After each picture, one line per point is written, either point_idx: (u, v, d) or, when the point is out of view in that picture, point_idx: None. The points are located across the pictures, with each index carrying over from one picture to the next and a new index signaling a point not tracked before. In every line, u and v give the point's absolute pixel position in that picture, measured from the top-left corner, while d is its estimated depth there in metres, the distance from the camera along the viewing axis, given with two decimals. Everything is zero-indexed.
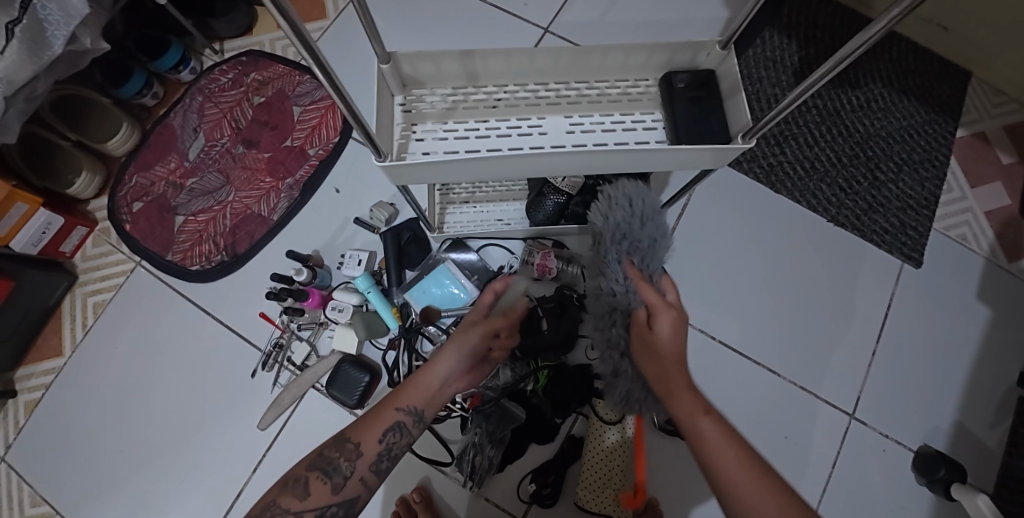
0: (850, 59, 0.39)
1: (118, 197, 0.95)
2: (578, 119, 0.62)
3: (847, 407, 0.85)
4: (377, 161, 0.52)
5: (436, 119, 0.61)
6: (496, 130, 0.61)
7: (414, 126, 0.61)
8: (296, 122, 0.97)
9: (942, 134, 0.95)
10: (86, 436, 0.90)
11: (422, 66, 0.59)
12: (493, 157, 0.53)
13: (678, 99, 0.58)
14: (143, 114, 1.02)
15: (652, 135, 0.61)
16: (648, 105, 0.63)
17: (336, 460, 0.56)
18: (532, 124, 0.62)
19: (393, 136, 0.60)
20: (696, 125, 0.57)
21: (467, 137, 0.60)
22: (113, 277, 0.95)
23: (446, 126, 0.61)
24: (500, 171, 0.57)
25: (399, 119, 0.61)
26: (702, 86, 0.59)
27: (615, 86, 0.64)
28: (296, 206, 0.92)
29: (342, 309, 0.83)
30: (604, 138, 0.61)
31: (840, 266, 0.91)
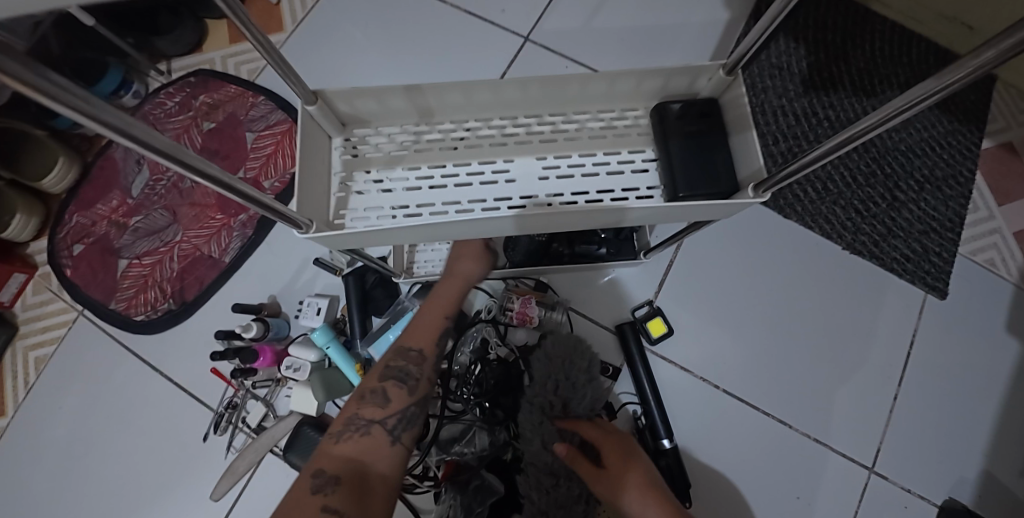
0: (906, 114, 0.31)
1: (57, 239, 0.87)
2: (552, 161, 0.49)
3: (865, 460, 0.77)
4: (300, 232, 0.42)
5: (382, 165, 0.49)
6: (454, 178, 0.49)
7: (355, 176, 0.49)
8: (250, 151, 0.88)
9: (966, 146, 0.85)
10: (28, 506, 0.82)
11: (362, 102, 0.47)
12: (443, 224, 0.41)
13: (672, 135, 0.46)
14: (84, 144, 0.93)
15: (644, 180, 0.48)
16: (638, 141, 0.50)
17: (403, 368, 0.57)
18: (498, 168, 0.49)
19: (330, 189, 0.48)
20: (697, 170, 0.45)
21: (419, 188, 0.48)
22: (57, 327, 0.87)
23: (394, 173, 0.49)
24: (455, 233, 0.46)
25: (337, 168, 0.49)
26: (702, 119, 0.47)
27: (598, 119, 0.51)
28: (250, 247, 0.83)
29: (299, 367, 0.73)
30: (586, 185, 0.48)
31: (857, 300, 0.81)
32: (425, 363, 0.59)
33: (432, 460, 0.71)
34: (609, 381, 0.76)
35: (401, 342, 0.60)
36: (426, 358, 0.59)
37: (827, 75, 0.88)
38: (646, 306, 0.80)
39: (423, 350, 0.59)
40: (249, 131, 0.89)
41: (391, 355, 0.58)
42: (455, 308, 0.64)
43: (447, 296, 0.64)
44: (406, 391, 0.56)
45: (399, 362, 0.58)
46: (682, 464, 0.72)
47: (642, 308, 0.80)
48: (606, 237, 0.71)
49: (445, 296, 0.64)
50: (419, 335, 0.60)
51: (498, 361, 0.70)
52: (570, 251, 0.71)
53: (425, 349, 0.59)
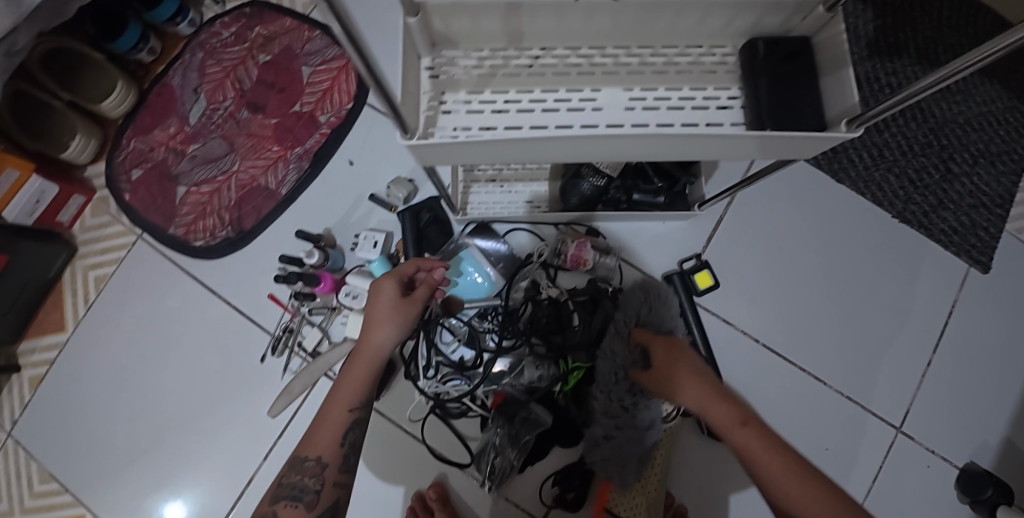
0: (960, 74, 0.33)
1: (116, 163, 0.89)
2: (639, 93, 0.49)
3: (893, 420, 0.80)
4: (402, 137, 0.44)
5: (470, 87, 0.49)
6: (541, 103, 0.49)
7: (443, 96, 0.49)
8: (305, 85, 0.88)
9: (1022, 124, 0.84)
10: (91, 414, 0.87)
11: (457, 22, 0.47)
12: (541, 137, 0.42)
13: (761, 73, 0.47)
14: (140, 71, 0.94)
15: (726, 116, 0.49)
16: (725, 79, 0.50)
17: (298, 482, 0.51)
18: (585, 96, 0.49)
19: (418, 106, 0.48)
20: (787, 111, 0.46)
21: (507, 110, 0.49)
22: (114, 250, 0.90)
23: (482, 96, 0.49)
24: (544, 156, 0.47)
25: (426, 87, 0.49)
26: (791, 60, 0.47)
27: (685, 54, 0.51)
28: (306, 179, 0.85)
29: (356, 295, 0.75)
30: (670, 118, 0.48)
31: (901, 267, 0.83)
32: (325, 472, 0.52)
33: (480, 389, 0.74)
34: None
35: (298, 452, 0.53)
36: (327, 466, 0.52)
37: (893, 41, 0.86)
38: (693, 259, 0.82)
39: (320, 458, 0.52)
40: (304, 66, 0.88)
41: (286, 469, 0.53)
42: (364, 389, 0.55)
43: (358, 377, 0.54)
44: (301, 509, 0.50)
45: (294, 477, 0.52)
46: None
47: (688, 261, 0.82)
48: (662, 187, 0.72)
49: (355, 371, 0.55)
50: (321, 439, 0.53)
51: (548, 300, 0.71)
52: (626, 198, 0.73)
53: (325, 457, 0.52)
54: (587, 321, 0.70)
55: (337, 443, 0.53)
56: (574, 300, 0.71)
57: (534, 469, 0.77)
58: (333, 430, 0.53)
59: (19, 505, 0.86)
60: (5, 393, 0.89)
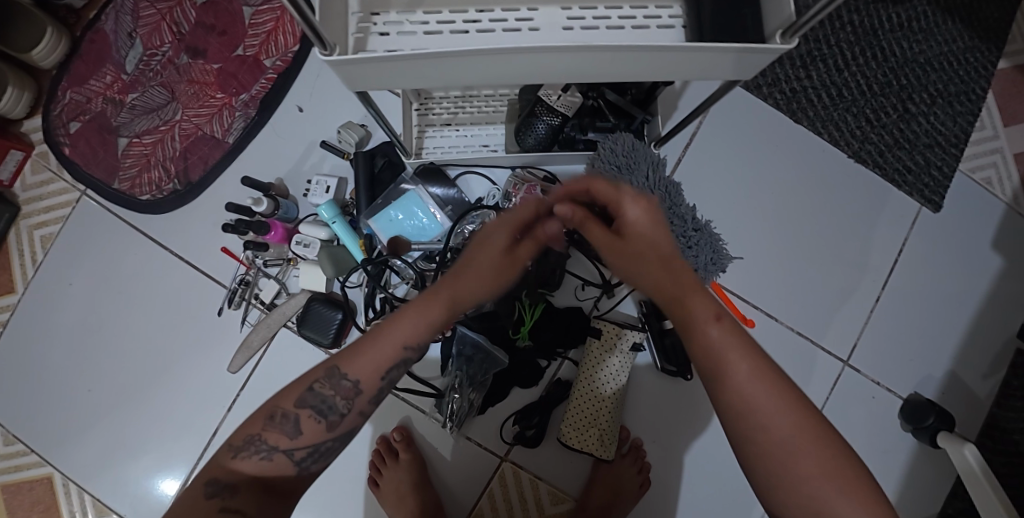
0: None
1: (53, 116, 0.84)
2: (577, 12, 0.48)
3: (842, 354, 0.82)
4: (322, 55, 0.41)
5: (402, 7, 0.48)
6: (476, 24, 0.47)
7: (374, 17, 0.48)
8: (248, 27, 0.84)
9: (982, 64, 0.83)
10: (48, 375, 0.86)
11: None
12: (465, 51, 0.41)
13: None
14: (70, 17, 0.87)
15: (670, 35, 0.48)
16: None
17: (328, 397, 0.49)
18: (522, 16, 0.47)
19: (347, 27, 0.47)
20: (728, 22, 0.45)
21: (440, 32, 0.47)
22: (60, 207, 0.86)
23: (414, 16, 0.48)
24: (475, 74, 0.46)
25: (354, 6, 0.47)
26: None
27: None
28: (255, 127, 0.82)
29: (309, 244, 0.78)
30: (615, 38, 0.47)
31: (860, 208, 0.83)
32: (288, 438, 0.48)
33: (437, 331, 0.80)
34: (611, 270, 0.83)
35: (338, 364, 0.50)
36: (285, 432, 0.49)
37: None
38: None
39: (360, 382, 0.49)
40: (245, 5, 0.84)
41: (319, 374, 0.49)
42: (424, 332, 0.51)
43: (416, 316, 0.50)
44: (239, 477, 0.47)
45: (326, 390, 0.49)
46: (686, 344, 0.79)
47: None
48: (619, 125, 0.69)
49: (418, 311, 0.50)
50: (362, 364, 0.49)
51: None
52: (582, 138, 0.71)
53: (363, 383, 0.49)
54: (540, 261, 0.75)
55: (380, 377, 0.50)
56: None
57: (495, 411, 0.83)
58: (383, 358, 0.50)
59: None
60: None
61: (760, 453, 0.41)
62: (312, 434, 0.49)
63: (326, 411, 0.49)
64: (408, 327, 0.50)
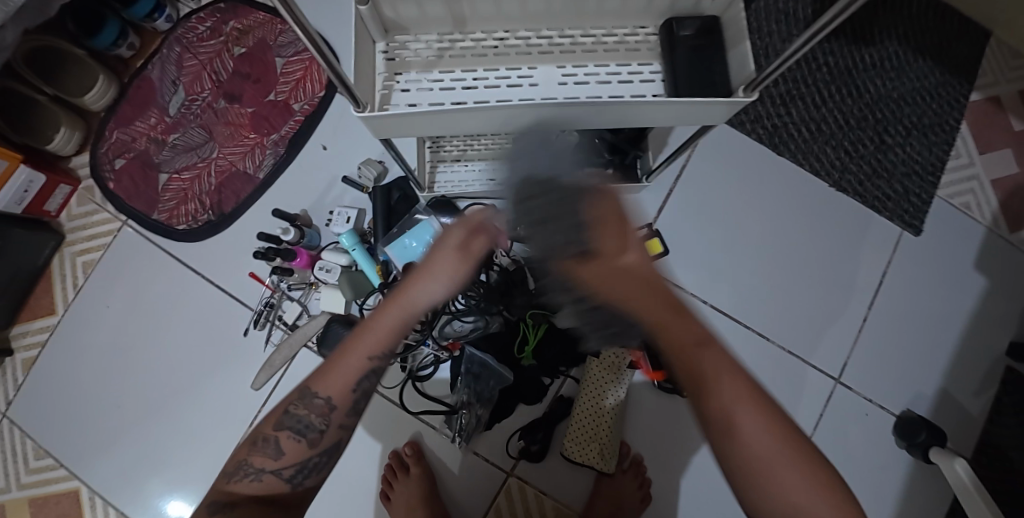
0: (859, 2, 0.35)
1: (100, 153, 0.93)
2: (570, 69, 0.60)
3: (833, 372, 0.86)
4: (358, 112, 0.51)
5: (421, 67, 0.60)
6: (484, 81, 0.60)
7: (398, 75, 0.60)
8: (279, 75, 0.93)
9: (953, 97, 0.89)
10: (81, 392, 0.92)
11: (405, 9, 0.56)
12: (474, 109, 0.51)
13: (681, 46, 0.56)
14: (120, 66, 0.97)
15: (649, 88, 0.60)
16: (647, 55, 0.61)
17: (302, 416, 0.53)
18: (523, 74, 0.60)
19: (376, 86, 0.59)
20: (700, 78, 0.55)
21: (453, 88, 0.59)
22: (101, 236, 0.94)
23: (431, 75, 0.60)
24: (480, 124, 0.57)
25: (382, 68, 0.59)
26: (707, 33, 0.57)
27: (612, 34, 0.61)
28: (283, 164, 0.91)
29: (330, 269, 0.84)
30: (599, 90, 0.59)
31: (844, 233, 0.88)
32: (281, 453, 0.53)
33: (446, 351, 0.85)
34: None
35: (308, 384, 0.54)
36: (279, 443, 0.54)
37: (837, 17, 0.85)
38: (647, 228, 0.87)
39: (330, 399, 0.53)
40: (278, 57, 0.93)
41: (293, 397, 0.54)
42: (383, 347, 0.53)
43: (375, 334, 0.53)
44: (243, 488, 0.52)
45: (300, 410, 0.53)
46: None
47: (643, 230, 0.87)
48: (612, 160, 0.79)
49: (380, 326, 0.53)
50: (333, 383, 0.53)
51: (500, 269, 0.81)
52: (580, 172, 0.77)
53: (335, 400, 0.53)
54: None
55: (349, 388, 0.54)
56: (529, 266, 0.81)
57: (502, 427, 0.87)
58: (347, 378, 0.53)
59: (17, 481, 0.91)
60: None
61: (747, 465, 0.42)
62: (294, 453, 0.53)
63: (303, 430, 0.53)
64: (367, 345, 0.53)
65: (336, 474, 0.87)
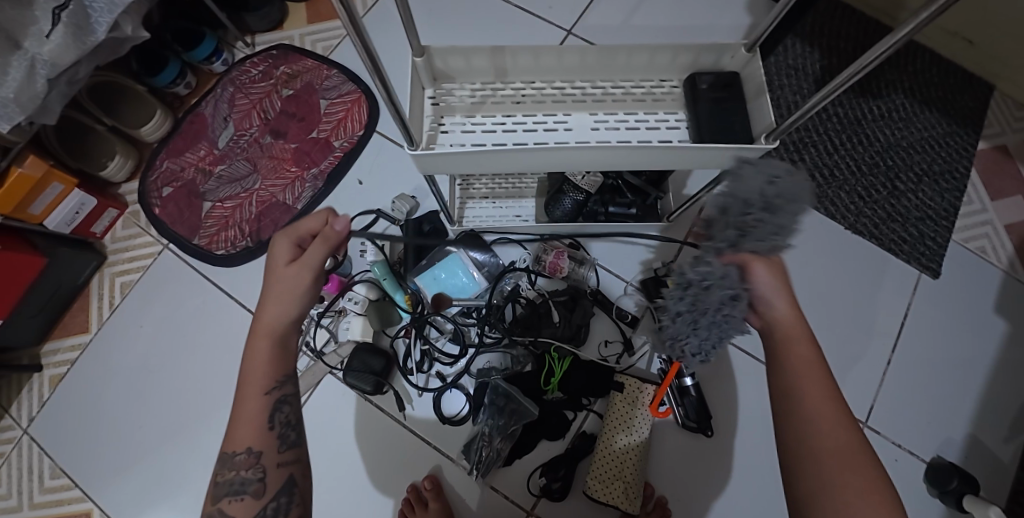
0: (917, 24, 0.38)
1: (149, 182, 0.99)
2: (602, 117, 0.65)
3: (859, 415, 0.85)
4: (409, 150, 0.57)
5: (464, 112, 0.65)
6: (522, 125, 0.65)
7: (443, 119, 0.65)
8: (323, 115, 1.00)
9: (962, 146, 0.93)
10: (104, 410, 0.92)
11: (454, 60, 0.63)
12: (515, 149, 0.56)
13: (702, 100, 0.61)
14: (175, 102, 1.04)
15: (675, 135, 0.64)
16: (672, 105, 0.65)
17: None
18: (558, 120, 0.65)
19: (423, 127, 0.64)
20: (719, 128, 0.59)
21: (494, 131, 0.64)
22: (142, 258, 0.98)
23: (474, 119, 0.65)
24: (515, 164, 0.60)
25: (429, 112, 0.65)
26: (726, 87, 0.61)
27: (639, 86, 0.66)
28: (321, 196, 0.96)
29: (358, 301, 0.89)
30: (628, 136, 0.63)
31: (864, 276, 0.90)
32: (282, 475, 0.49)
33: (469, 380, 0.88)
34: (630, 328, 0.90)
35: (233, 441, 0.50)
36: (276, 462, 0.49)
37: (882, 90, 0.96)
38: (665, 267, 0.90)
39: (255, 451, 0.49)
40: (323, 99, 1.01)
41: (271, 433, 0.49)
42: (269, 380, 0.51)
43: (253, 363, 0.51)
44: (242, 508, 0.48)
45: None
46: (703, 399, 0.83)
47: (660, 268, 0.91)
48: (634, 201, 0.83)
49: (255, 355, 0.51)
50: (240, 435, 0.49)
51: (527, 302, 0.85)
52: (603, 211, 0.83)
53: (256, 445, 0.49)
54: (566, 318, 0.85)
55: None
56: (555, 300, 0.85)
57: (522, 463, 0.86)
58: (257, 417, 0.50)
59: (29, 501, 0.89)
60: (25, 392, 0.94)
61: (798, 455, 0.44)
62: None
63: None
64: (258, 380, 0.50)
65: (353, 504, 0.86)
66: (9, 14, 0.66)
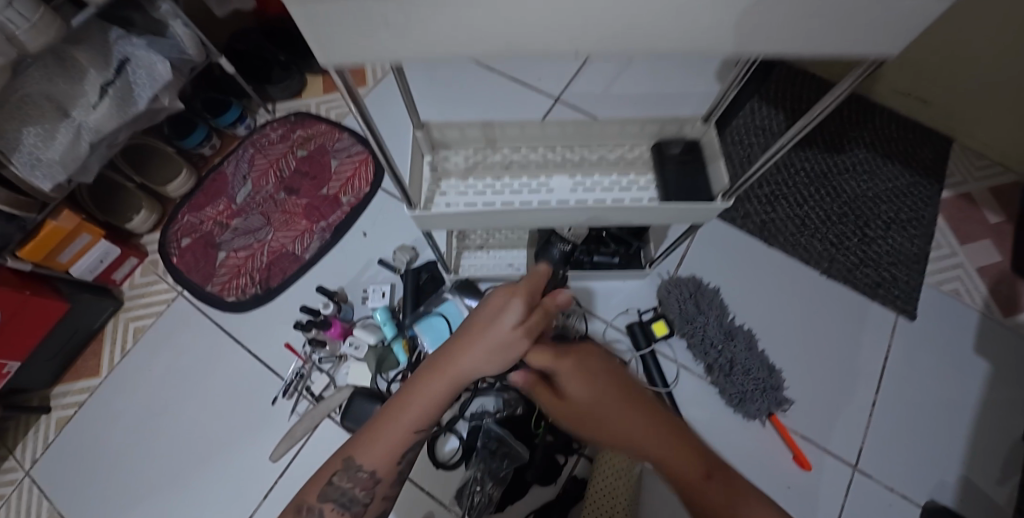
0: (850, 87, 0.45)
1: (170, 233, 1.06)
2: (581, 179, 0.72)
3: (849, 458, 0.85)
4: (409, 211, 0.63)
5: (459, 176, 0.72)
6: (509, 187, 0.72)
7: (440, 182, 0.72)
8: (333, 174, 1.09)
9: (926, 195, 0.99)
10: (105, 452, 0.95)
11: (450, 132, 0.71)
12: (500, 211, 0.63)
13: (669, 164, 0.68)
14: (200, 162, 1.14)
15: (645, 196, 0.70)
16: (642, 168, 0.72)
17: (348, 490, 0.55)
18: (541, 182, 0.72)
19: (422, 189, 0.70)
20: (683, 190, 0.66)
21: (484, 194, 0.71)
22: (156, 304, 1.04)
23: (467, 183, 0.72)
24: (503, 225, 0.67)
25: (427, 176, 0.71)
26: (691, 153, 0.69)
27: (615, 151, 0.73)
28: (328, 247, 1.03)
29: (358, 346, 0.91)
30: (605, 196, 0.70)
31: (841, 319, 0.93)
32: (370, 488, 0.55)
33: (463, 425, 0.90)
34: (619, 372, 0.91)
35: (352, 456, 0.55)
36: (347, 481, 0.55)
37: (846, 147, 1.03)
38: (652, 311, 0.94)
39: (374, 472, 0.55)
40: (334, 160, 1.10)
41: (337, 466, 0.55)
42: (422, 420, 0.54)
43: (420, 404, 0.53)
44: None
45: None
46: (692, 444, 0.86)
47: (648, 313, 0.94)
48: (618, 250, 0.89)
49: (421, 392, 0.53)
50: (374, 455, 0.54)
51: None
52: (588, 260, 0.89)
53: (379, 472, 0.55)
54: None
55: (394, 463, 0.55)
56: None
57: (514, 507, 0.86)
58: (390, 447, 0.54)
59: None
60: (31, 434, 0.97)
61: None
62: None
63: None
64: (410, 415, 0.53)
65: None
66: (61, 87, 0.76)
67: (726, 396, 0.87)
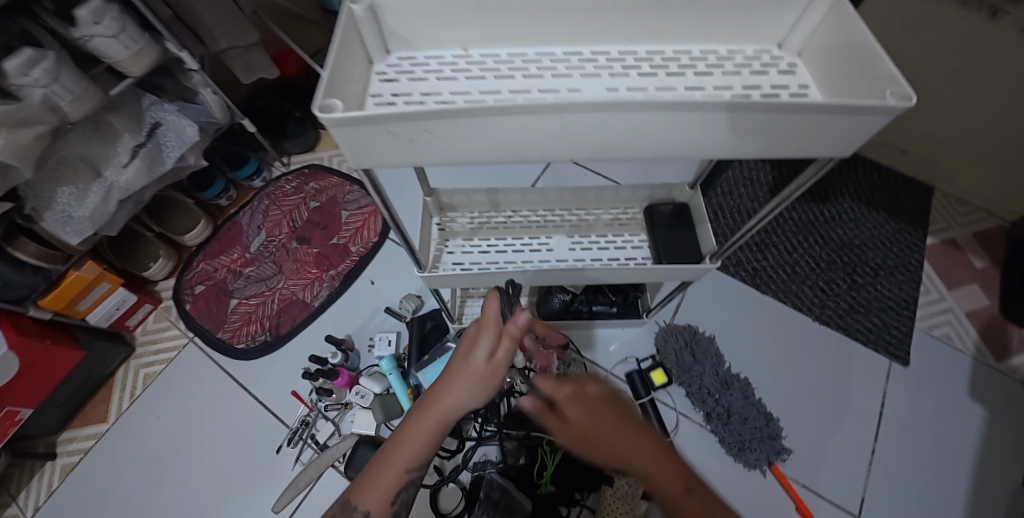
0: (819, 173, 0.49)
1: (184, 280, 1.10)
2: (579, 239, 0.76)
3: (851, 506, 0.85)
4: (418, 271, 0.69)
5: (464, 235, 0.77)
6: (512, 246, 0.76)
7: (447, 242, 0.76)
8: (342, 225, 1.14)
9: (912, 242, 1.03)
10: (108, 499, 0.96)
11: (458, 197, 0.76)
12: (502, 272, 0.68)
13: (659, 224, 0.72)
14: (216, 212, 1.19)
15: (640, 253, 0.74)
16: (636, 228, 0.77)
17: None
18: (541, 242, 0.76)
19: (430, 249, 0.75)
20: (674, 251, 0.70)
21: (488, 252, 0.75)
22: (166, 351, 1.07)
23: (472, 242, 0.76)
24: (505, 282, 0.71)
25: (436, 236, 0.76)
26: (680, 216, 0.73)
27: (611, 215, 0.78)
28: (337, 294, 1.07)
29: (364, 394, 0.96)
30: (601, 255, 0.75)
31: (836, 364, 0.95)
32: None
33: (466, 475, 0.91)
34: None
35: (350, 497, 0.54)
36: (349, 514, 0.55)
37: (832, 196, 1.08)
38: (649, 359, 0.95)
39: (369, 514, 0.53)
40: (344, 211, 1.15)
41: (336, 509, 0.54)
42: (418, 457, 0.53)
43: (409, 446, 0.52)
44: None
45: None
46: None
47: (647, 361, 0.96)
48: (616, 300, 0.92)
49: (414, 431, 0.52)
50: (368, 499, 0.54)
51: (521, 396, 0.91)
52: (588, 309, 0.92)
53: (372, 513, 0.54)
54: None
55: (390, 502, 0.54)
56: None
57: None
58: (385, 491, 0.54)
59: None
60: (35, 481, 0.98)
61: None
62: None
63: None
64: (404, 453, 0.53)
65: None
66: (95, 149, 0.82)
67: (726, 444, 0.88)
